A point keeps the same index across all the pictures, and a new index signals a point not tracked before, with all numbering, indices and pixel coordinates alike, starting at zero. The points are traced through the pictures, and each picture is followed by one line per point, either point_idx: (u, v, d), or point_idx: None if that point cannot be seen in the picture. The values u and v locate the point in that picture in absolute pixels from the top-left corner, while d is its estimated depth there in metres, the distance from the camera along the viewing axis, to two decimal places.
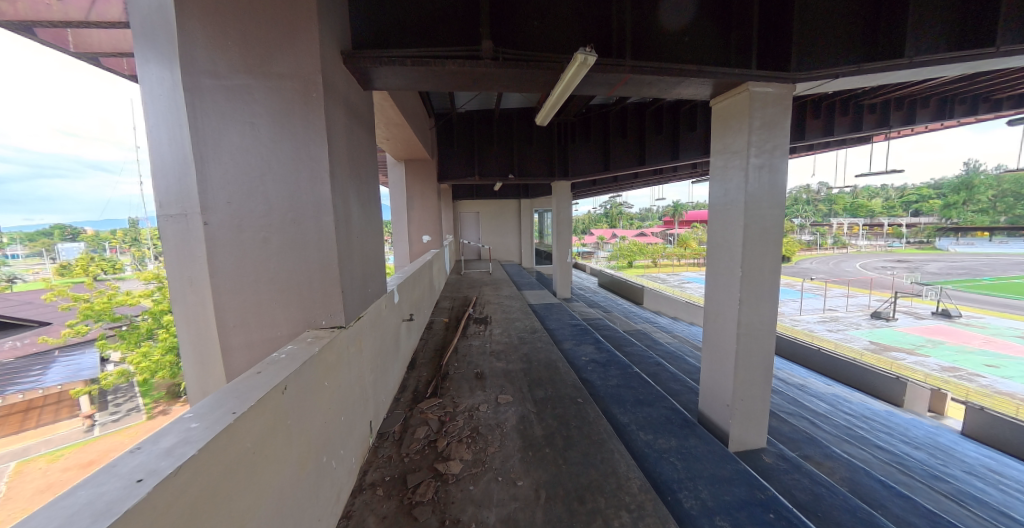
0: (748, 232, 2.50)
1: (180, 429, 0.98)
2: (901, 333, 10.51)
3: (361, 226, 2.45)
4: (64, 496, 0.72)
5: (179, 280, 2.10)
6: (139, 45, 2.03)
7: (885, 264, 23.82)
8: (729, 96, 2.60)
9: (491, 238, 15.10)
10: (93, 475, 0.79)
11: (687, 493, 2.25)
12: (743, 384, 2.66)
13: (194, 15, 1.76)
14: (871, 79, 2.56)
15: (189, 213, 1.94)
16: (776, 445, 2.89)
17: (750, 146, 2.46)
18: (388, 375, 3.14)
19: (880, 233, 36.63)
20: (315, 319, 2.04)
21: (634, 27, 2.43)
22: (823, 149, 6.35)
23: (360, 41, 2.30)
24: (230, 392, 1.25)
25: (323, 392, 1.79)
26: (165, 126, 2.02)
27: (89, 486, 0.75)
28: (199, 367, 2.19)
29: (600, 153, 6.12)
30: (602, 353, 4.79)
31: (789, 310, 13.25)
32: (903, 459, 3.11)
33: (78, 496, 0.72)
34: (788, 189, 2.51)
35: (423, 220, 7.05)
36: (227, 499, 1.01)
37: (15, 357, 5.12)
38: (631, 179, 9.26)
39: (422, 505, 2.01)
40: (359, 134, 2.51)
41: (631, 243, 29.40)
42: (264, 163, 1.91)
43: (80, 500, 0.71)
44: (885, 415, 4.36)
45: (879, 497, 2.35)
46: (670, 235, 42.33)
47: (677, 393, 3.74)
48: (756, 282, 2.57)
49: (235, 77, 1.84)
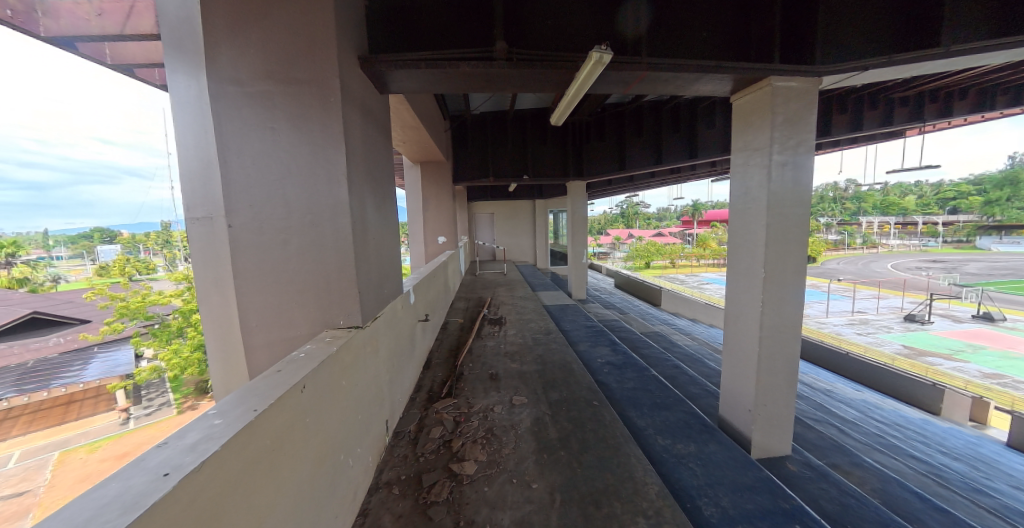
0: (770, 231, 2.41)
1: (203, 426, 1.01)
2: (936, 336, 9.98)
3: (377, 227, 2.49)
4: (97, 487, 0.75)
5: (205, 280, 2.18)
6: (168, 56, 2.12)
7: (918, 265, 22.56)
8: (750, 91, 2.53)
9: (505, 239, 15.17)
10: (123, 469, 0.82)
11: (707, 500, 2.18)
12: (765, 389, 2.57)
13: (218, 25, 1.83)
14: (902, 70, 2.44)
15: (215, 217, 2.03)
16: (801, 452, 2.78)
17: (772, 143, 2.37)
18: (403, 375, 3.17)
19: (914, 233, 34.77)
20: (333, 319, 2.09)
21: (649, 23, 2.38)
22: (851, 144, 6.08)
23: (377, 47, 2.34)
24: (250, 390, 1.28)
25: (340, 391, 1.81)
26: (192, 133, 2.11)
27: (118, 479, 0.78)
28: (223, 365, 2.26)
29: (614, 153, 6.03)
30: (618, 355, 4.73)
31: (813, 313, 12.76)
32: (941, 470, 2.93)
33: (109, 488, 0.75)
34: (813, 186, 2.41)
35: (438, 221, 7.14)
36: (246, 496, 1.03)
37: (58, 353, 5.54)
38: (648, 178, 9.12)
39: (436, 505, 2.03)
40: (376, 137, 2.56)
41: (647, 244, 28.94)
42: (284, 167, 1.96)
43: (110, 492, 0.73)
44: (919, 424, 4.12)
45: (914, 509, 2.22)
46: (688, 236, 41.65)
47: (696, 397, 3.64)
48: (780, 283, 2.47)
49: (255, 83, 1.89)
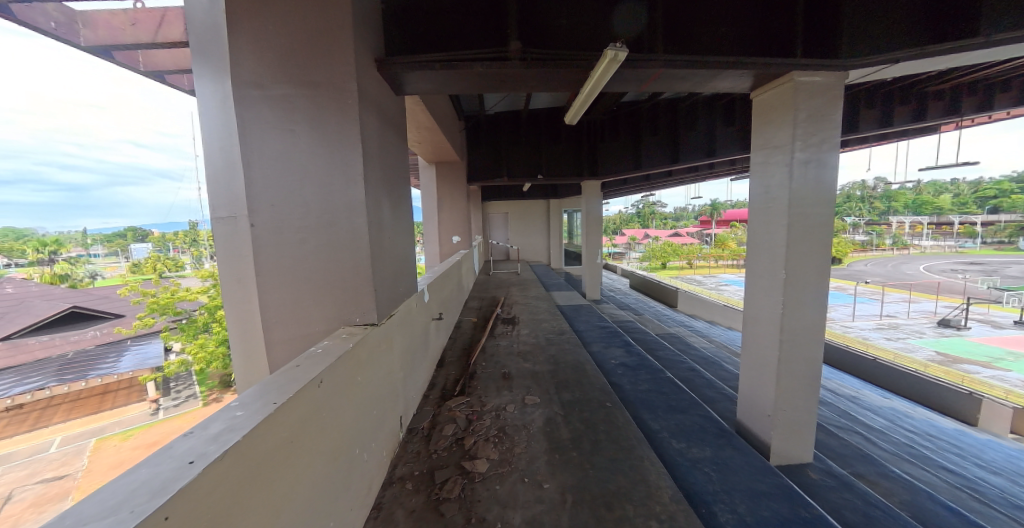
0: (792, 231, 2.34)
1: (226, 417, 1.06)
2: (974, 343, 9.44)
3: (393, 226, 2.53)
4: (128, 472, 0.79)
5: (229, 278, 2.27)
6: (195, 62, 2.21)
7: (954, 267, 21.38)
8: (771, 87, 2.45)
9: (519, 239, 15.20)
10: (152, 456, 0.86)
11: (722, 505, 2.14)
12: (785, 394, 2.49)
13: (242, 31, 1.90)
14: (936, 61, 2.32)
15: (238, 216, 2.10)
16: (824, 461, 2.68)
17: (794, 140, 2.29)
18: (417, 372, 3.22)
19: (949, 233, 32.98)
20: (349, 316, 2.14)
21: (666, 18, 2.34)
22: (880, 140, 5.80)
23: (393, 49, 2.38)
24: (270, 384, 1.33)
25: (355, 387, 1.85)
26: (217, 135, 2.19)
27: (147, 465, 0.82)
28: (245, 359, 2.35)
29: (629, 151, 5.94)
30: (632, 356, 4.67)
31: (838, 317, 12.28)
32: (977, 484, 2.77)
33: (139, 473, 0.79)
34: (838, 185, 2.32)
35: (451, 221, 7.21)
36: (266, 486, 1.08)
37: (94, 345, 5.86)
38: (664, 177, 8.95)
39: (448, 502, 2.05)
40: (392, 138, 2.60)
41: (663, 244, 28.44)
42: (303, 168, 2.01)
43: (140, 477, 0.77)
44: (954, 435, 3.90)
45: (946, 524, 2.11)
46: (705, 236, 40.73)
47: (712, 400, 3.55)
48: (801, 285, 2.39)
49: (276, 86, 1.95)
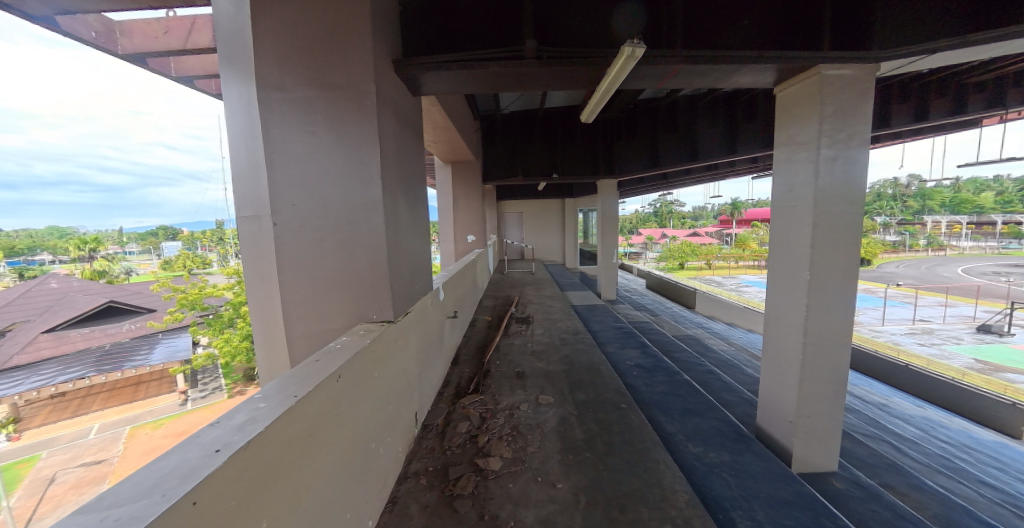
0: (817, 231, 2.25)
1: (250, 408, 1.10)
2: (1018, 351, 8.85)
3: (409, 225, 2.57)
4: (160, 458, 0.84)
5: (253, 275, 2.35)
6: (223, 67, 2.30)
7: (997, 270, 20.10)
8: (796, 81, 2.37)
9: (533, 238, 15.16)
10: (182, 443, 0.90)
11: (740, 512, 2.08)
12: (807, 399, 2.40)
13: (266, 36, 1.96)
14: (978, 51, 2.18)
15: (262, 216, 2.18)
16: (849, 470, 2.58)
17: (820, 136, 2.21)
18: (432, 369, 3.26)
19: (990, 233, 31.02)
20: (366, 313, 2.19)
21: (686, 13, 2.28)
22: (915, 135, 5.51)
23: (410, 50, 2.41)
24: (290, 378, 1.37)
25: (372, 382, 1.89)
26: (243, 137, 2.27)
27: (178, 452, 0.86)
28: (268, 354, 2.43)
29: (646, 150, 5.83)
30: (647, 358, 4.59)
31: (867, 320, 11.75)
32: (1019, 500, 2.60)
33: (170, 459, 0.83)
34: (868, 182, 2.22)
35: (465, 220, 7.27)
36: (286, 476, 1.12)
37: (128, 338, 6.19)
38: (681, 175, 8.77)
39: (461, 498, 2.08)
40: (408, 138, 2.63)
41: (680, 244, 27.88)
42: (322, 168, 2.07)
43: (171, 463, 0.81)
44: (994, 447, 3.68)
45: None
46: (724, 236, 39.65)
47: (731, 404, 3.46)
48: (826, 286, 2.30)
49: (298, 89, 2.01)
